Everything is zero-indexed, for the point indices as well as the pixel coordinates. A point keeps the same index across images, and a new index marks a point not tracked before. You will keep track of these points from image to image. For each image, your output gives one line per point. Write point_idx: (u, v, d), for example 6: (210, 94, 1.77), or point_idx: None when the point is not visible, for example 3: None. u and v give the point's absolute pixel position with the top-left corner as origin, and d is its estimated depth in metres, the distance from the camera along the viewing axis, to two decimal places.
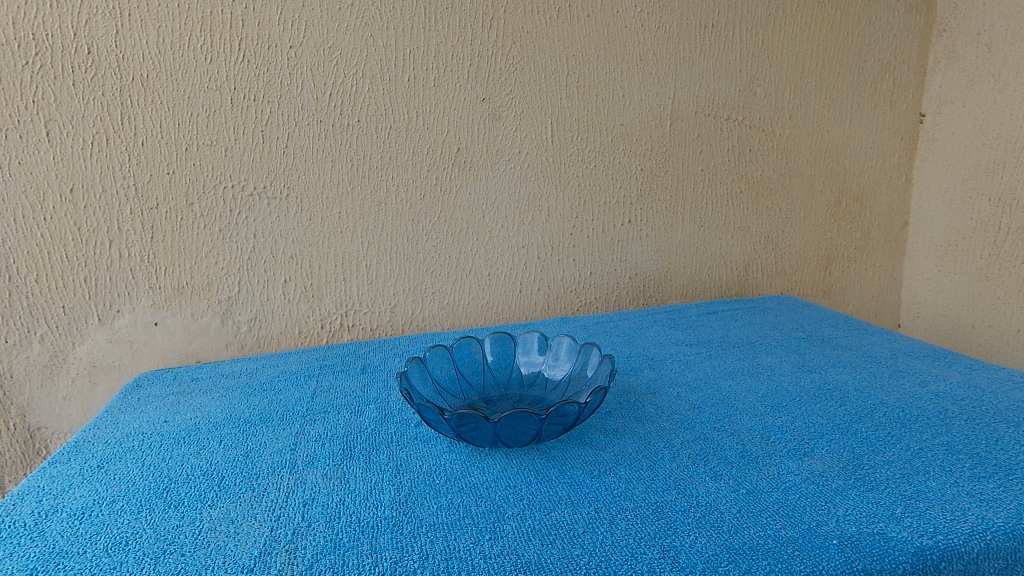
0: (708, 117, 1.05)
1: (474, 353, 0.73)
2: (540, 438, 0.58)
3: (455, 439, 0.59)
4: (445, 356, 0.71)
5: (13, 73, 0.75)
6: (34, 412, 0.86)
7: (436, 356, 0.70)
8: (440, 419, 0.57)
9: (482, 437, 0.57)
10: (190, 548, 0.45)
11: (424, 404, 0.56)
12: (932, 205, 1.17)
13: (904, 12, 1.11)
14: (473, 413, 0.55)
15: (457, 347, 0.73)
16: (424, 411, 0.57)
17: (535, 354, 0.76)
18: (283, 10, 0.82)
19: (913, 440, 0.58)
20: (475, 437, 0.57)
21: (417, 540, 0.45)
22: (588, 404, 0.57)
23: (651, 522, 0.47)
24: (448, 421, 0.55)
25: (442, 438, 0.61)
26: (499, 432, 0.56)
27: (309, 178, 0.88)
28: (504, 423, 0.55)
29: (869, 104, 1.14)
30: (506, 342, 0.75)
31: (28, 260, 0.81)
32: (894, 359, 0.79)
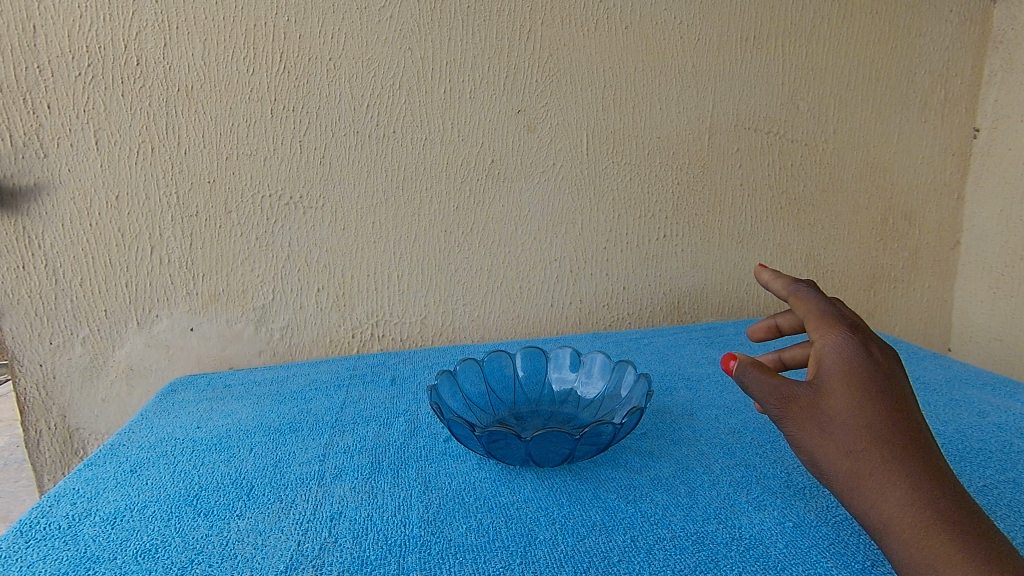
0: (748, 131, 1.02)
1: (505, 368, 0.72)
2: (572, 458, 0.55)
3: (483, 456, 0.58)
4: (475, 370, 0.70)
5: (67, 84, 0.78)
6: (73, 413, 0.88)
7: (466, 369, 0.69)
8: (469, 435, 0.55)
9: (512, 456, 0.55)
10: (218, 559, 0.45)
11: (454, 419, 0.55)
12: (986, 224, 1.12)
13: (958, 23, 1.06)
14: (504, 431, 0.53)
15: (488, 361, 0.71)
16: (452, 426, 0.55)
17: (567, 370, 0.74)
18: (324, 23, 0.83)
19: (976, 475, 0.54)
20: (505, 454, 0.55)
21: (446, 561, 0.44)
22: (623, 424, 0.55)
23: (691, 554, 0.44)
24: (477, 438, 0.53)
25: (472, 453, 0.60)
26: (529, 451, 0.53)
27: (344, 189, 0.89)
28: (537, 442, 0.53)
29: (919, 118, 1.09)
30: (537, 358, 0.74)
31: (73, 265, 0.83)
32: (950, 386, 0.75)
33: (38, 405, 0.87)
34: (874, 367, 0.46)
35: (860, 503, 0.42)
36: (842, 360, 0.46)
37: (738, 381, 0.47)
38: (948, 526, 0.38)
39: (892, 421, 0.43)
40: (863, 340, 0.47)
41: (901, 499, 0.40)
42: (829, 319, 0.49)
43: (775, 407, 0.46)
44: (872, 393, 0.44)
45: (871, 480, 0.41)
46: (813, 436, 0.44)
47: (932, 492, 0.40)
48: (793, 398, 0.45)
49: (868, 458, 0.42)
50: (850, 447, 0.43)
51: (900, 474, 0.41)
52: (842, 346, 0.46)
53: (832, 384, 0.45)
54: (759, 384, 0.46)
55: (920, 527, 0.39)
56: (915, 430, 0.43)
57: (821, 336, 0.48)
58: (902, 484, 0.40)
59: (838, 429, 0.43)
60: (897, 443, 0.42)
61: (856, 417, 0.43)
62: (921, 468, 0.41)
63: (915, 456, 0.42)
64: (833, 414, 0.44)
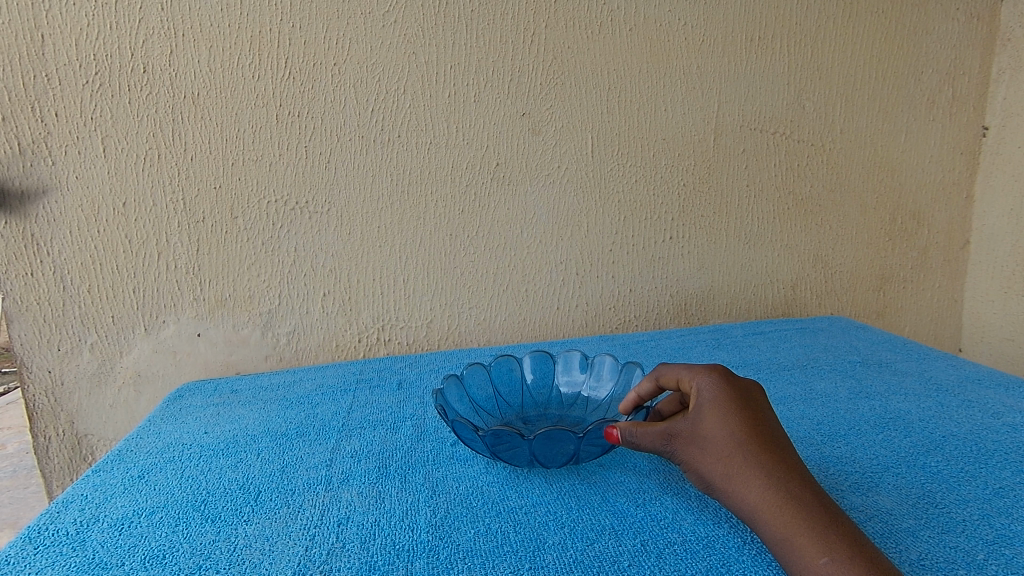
0: (754, 132, 1.02)
1: (512, 371, 0.72)
2: (577, 459, 0.54)
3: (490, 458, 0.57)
4: (483, 374, 0.70)
5: (74, 92, 0.78)
6: (81, 419, 0.88)
7: (473, 373, 0.69)
8: (474, 437, 0.55)
9: (516, 455, 0.54)
10: (225, 565, 0.45)
11: (460, 421, 0.54)
12: (996, 223, 1.10)
13: (965, 21, 1.06)
14: (507, 430, 0.52)
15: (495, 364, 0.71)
16: (456, 425, 0.55)
17: (575, 373, 0.74)
18: (328, 28, 0.84)
19: (991, 477, 0.53)
20: (508, 455, 0.54)
21: (455, 566, 0.43)
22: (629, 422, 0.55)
23: (702, 559, 0.44)
24: (480, 437, 0.52)
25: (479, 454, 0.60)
26: (533, 450, 0.52)
27: (350, 193, 0.89)
28: (540, 441, 0.52)
29: (926, 117, 1.08)
30: (545, 360, 0.73)
31: (81, 271, 0.83)
32: (962, 387, 0.74)
33: (47, 411, 0.87)
34: (737, 391, 0.51)
35: (734, 501, 0.46)
36: (710, 392, 0.51)
37: (629, 441, 0.50)
38: (803, 503, 0.43)
39: (752, 427, 0.48)
40: (723, 372, 0.53)
41: (763, 487, 0.44)
42: (693, 367, 0.54)
43: (664, 447, 0.50)
44: (734, 409, 0.49)
45: (737, 479, 0.46)
46: (693, 455, 0.49)
47: (786, 478, 0.45)
48: (675, 434, 0.50)
49: (732, 461, 0.46)
50: (720, 456, 0.47)
51: (759, 466, 0.46)
52: (709, 386, 0.52)
53: (702, 408, 0.50)
54: (646, 436, 0.50)
55: (777, 508, 0.43)
56: (772, 434, 0.48)
57: (692, 383, 0.53)
58: (761, 477, 0.45)
59: (710, 446, 0.48)
60: (756, 443, 0.47)
61: (720, 428, 0.48)
62: (776, 459, 0.46)
63: (771, 453, 0.47)
64: (706, 433, 0.49)
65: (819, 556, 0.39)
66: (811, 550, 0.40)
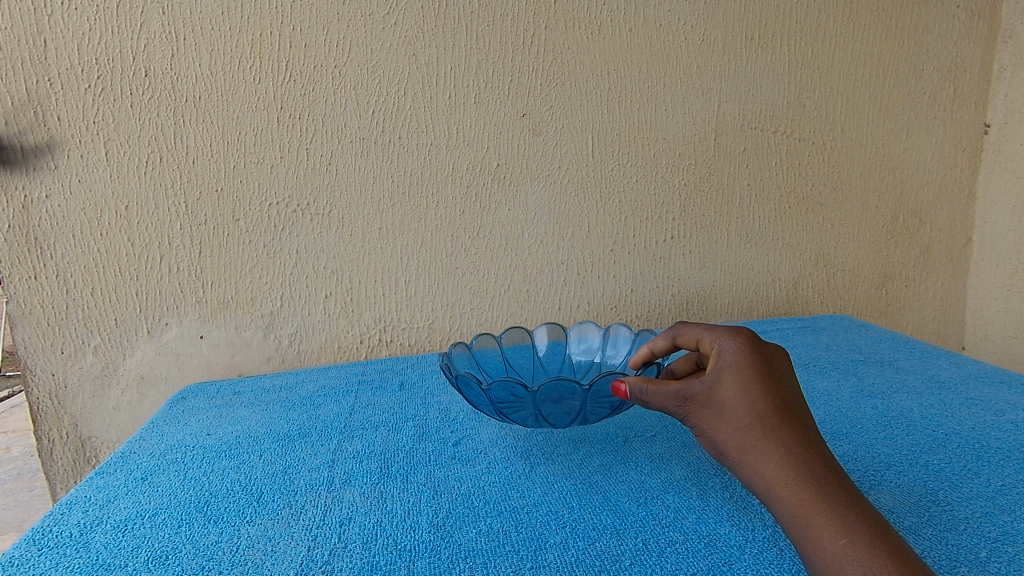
0: (755, 130, 1.02)
1: (525, 345, 0.75)
2: (584, 416, 0.55)
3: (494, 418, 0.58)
4: (493, 347, 0.73)
5: (77, 96, 0.79)
6: (85, 422, 0.89)
7: (483, 345, 0.72)
8: (479, 395, 0.56)
9: (521, 409, 0.55)
10: (228, 566, 0.45)
11: (463, 376, 0.56)
12: (999, 220, 1.10)
13: (965, 18, 1.05)
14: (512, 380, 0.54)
15: (507, 338, 0.74)
16: (461, 382, 0.57)
17: (589, 343, 0.76)
18: (329, 31, 0.84)
19: (994, 475, 0.53)
20: (513, 410, 0.55)
21: (456, 565, 0.43)
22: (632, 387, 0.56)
23: (704, 557, 0.43)
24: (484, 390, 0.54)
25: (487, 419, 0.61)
26: (538, 401, 0.53)
27: (351, 195, 0.89)
28: (545, 389, 0.53)
29: (928, 115, 1.08)
30: (557, 333, 0.76)
31: (84, 274, 0.84)
32: (965, 385, 0.73)
33: (50, 414, 0.87)
34: (761, 359, 0.50)
35: (749, 474, 0.45)
36: (731, 359, 0.50)
37: (639, 398, 0.50)
38: (822, 483, 0.42)
39: (774, 399, 0.47)
40: (747, 338, 0.53)
41: (781, 462, 0.43)
42: (716, 331, 0.55)
43: (677, 408, 0.49)
44: (757, 378, 0.48)
45: (753, 451, 0.45)
46: (709, 422, 0.48)
47: (806, 455, 0.44)
48: (690, 395, 0.49)
49: (750, 432, 0.45)
50: (737, 424, 0.46)
51: (779, 441, 0.44)
52: (732, 351, 0.51)
53: (722, 374, 0.49)
54: (657, 394, 0.49)
55: (795, 485, 0.42)
56: (794, 408, 0.47)
57: (714, 345, 0.53)
58: (780, 451, 0.44)
59: (728, 414, 0.47)
60: (776, 417, 0.46)
61: (740, 396, 0.47)
62: (797, 435, 0.45)
63: (791, 426, 0.46)
64: (724, 400, 0.48)
65: (838, 538, 0.39)
66: (828, 531, 0.39)
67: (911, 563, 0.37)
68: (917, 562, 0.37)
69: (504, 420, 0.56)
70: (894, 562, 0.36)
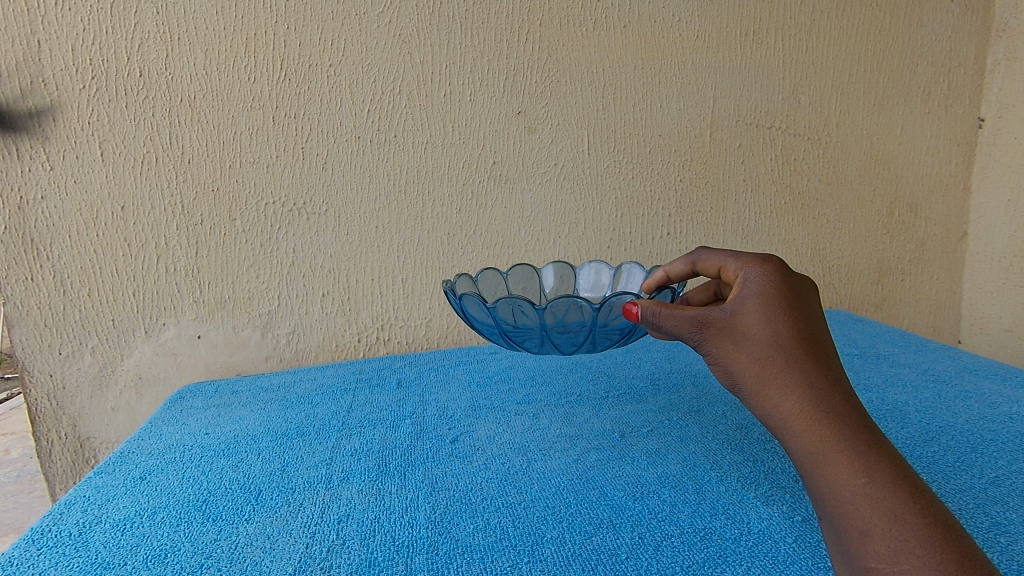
0: (750, 126, 1.02)
1: (531, 279, 0.78)
2: (591, 338, 0.56)
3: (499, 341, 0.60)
4: (497, 280, 0.76)
5: (72, 97, 0.79)
6: (84, 422, 0.89)
7: (488, 278, 0.75)
8: (485, 317, 0.58)
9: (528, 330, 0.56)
10: (226, 563, 0.45)
11: (468, 296, 0.58)
12: (994, 214, 1.10)
13: (959, 12, 1.06)
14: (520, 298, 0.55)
15: (512, 272, 0.78)
16: (468, 302, 0.58)
17: (598, 279, 0.79)
18: (323, 30, 0.84)
19: (986, 466, 0.53)
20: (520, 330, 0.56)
21: (453, 561, 0.44)
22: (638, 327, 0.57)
23: (699, 550, 0.44)
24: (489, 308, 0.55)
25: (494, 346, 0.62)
26: (545, 321, 0.54)
27: (348, 194, 0.89)
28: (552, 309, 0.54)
29: (923, 109, 1.08)
30: (564, 271, 0.79)
31: (81, 275, 0.84)
32: (960, 378, 0.74)
33: (49, 415, 0.87)
34: (788, 288, 0.47)
35: (764, 407, 0.44)
36: (756, 287, 0.47)
37: (651, 322, 0.48)
38: (844, 420, 0.41)
39: (799, 332, 0.44)
40: (776, 266, 0.49)
41: (802, 397, 0.42)
42: (743, 258, 0.51)
43: (693, 334, 0.46)
44: (783, 309, 0.45)
45: (772, 383, 0.43)
46: (726, 350, 0.45)
47: (828, 390, 0.42)
48: (708, 322, 0.46)
49: (771, 364, 0.43)
50: (757, 355, 0.44)
51: (801, 376, 0.43)
52: (757, 279, 0.48)
53: (745, 303, 0.46)
54: (671, 319, 0.46)
55: (815, 422, 0.41)
56: (817, 340, 0.45)
57: (739, 274, 0.50)
58: (801, 385, 0.42)
59: (748, 344, 0.45)
60: (801, 351, 0.44)
61: (763, 327, 0.45)
62: (820, 370, 0.43)
63: (814, 360, 0.44)
64: (745, 330, 0.45)
65: (857, 477, 0.38)
66: (846, 471, 0.39)
67: (929, 504, 0.37)
68: (935, 503, 0.37)
69: (510, 343, 0.58)
70: (912, 504, 0.37)
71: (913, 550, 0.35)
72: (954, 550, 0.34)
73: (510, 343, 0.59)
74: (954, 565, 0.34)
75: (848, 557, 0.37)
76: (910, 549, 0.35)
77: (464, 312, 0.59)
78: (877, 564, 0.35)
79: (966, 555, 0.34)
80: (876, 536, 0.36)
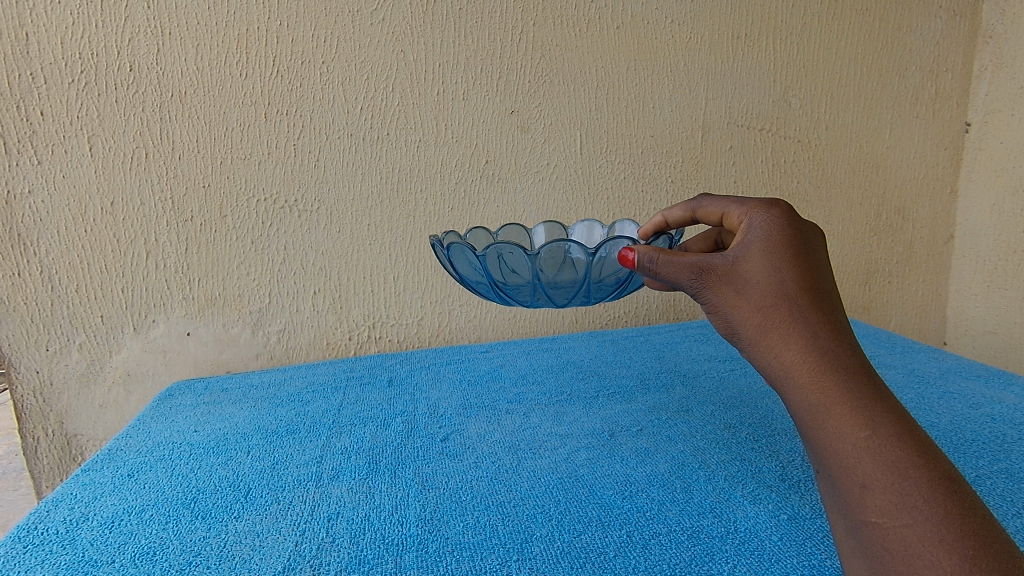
0: (741, 128, 1.03)
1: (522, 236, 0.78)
2: (586, 288, 0.56)
3: (492, 293, 0.59)
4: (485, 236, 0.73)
5: (60, 91, 0.78)
6: (71, 419, 0.88)
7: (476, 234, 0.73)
8: (477, 267, 0.56)
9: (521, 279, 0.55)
10: (215, 561, 0.45)
11: (457, 246, 0.55)
12: (979, 218, 1.12)
13: (947, 18, 1.07)
14: (511, 244, 0.53)
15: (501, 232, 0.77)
16: (457, 251, 0.56)
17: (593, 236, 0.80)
18: (316, 27, 0.84)
19: (967, 466, 0.54)
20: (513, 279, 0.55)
21: (442, 559, 0.44)
22: (629, 281, 0.57)
23: (687, 548, 0.44)
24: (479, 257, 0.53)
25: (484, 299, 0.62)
26: (539, 268, 0.53)
27: (339, 192, 0.89)
28: (545, 255, 0.53)
29: (911, 113, 1.10)
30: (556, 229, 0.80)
31: (69, 271, 0.83)
32: (943, 379, 0.75)
33: (35, 412, 0.87)
34: (797, 235, 0.45)
35: (764, 357, 0.42)
36: (761, 233, 0.45)
37: (648, 270, 0.47)
38: (849, 373, 0.39)
39: (804, 280, 0.42)
40: (784, 210, 0.46)
41: (805, 348, 0.40)
42: (747, 203, 0.49)
43: (691, 281, 0.45)
44: (789, 256, 0.43)
45: (774, 334, 0.41)
46: (727, 299, 0.44)
47: (833, 341, 0.40)
48: (709, 269, 0.44)
49: (774, 313, 0.42)
50: (760, 304, 0.42)
51: (805, 326, 0.41)
52: (764, 225, 0.45)
53: (748, 249, 0.44)
54: (670, 265, 0.46)
55: (817, 373, 0.39)
56: (823, 289, 0.43)
57: (744, 220, 0.47)
58: (805, 336, 0.41)
59: (751, 292, 0.43)
60: (806, 300, 0.42)
61: (767, 275, 0.43)
62: (825, 321, 0.41)
63: (818, 309, 0.42)
64: (748, 278, 0.43)
65: (859, 430, 0.37)
66: (848, 423, 0.37)
67: (933, 459, 0.36)
68: (939, 457, 0.36)
69: (502, 294, 0.58)
70: (916, 458, 0.36)
71: (915, 505, 0.34)
72: (956, 505, 0.34)
73: (502, 294, 0.58)
74: (958, 520, 0.33)
75: (848, 509, 0.36)
76: (912, 503, 0.34)
77: (453, 263, 0.58)
78: (877, 519, 0.35)
79: (968, 509, 0.34)
80: (876, 490, 0.35)
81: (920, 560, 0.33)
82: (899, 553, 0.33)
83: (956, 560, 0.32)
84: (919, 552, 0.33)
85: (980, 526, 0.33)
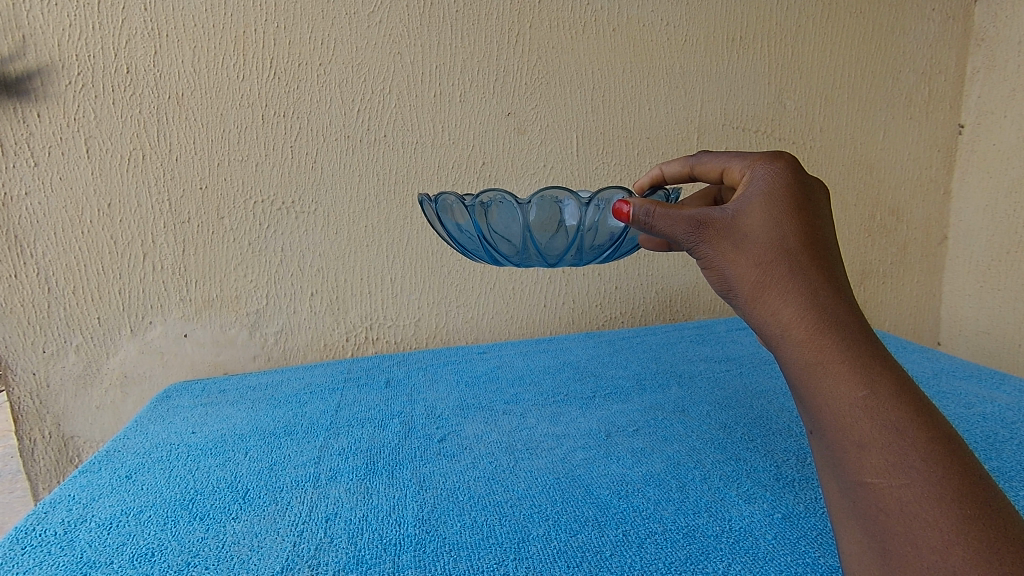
0: (737, 130, 1.03)
1: None
2: (578, 248, 0.55)
3: (478, 249, 0.58)
4: None
5: (57, 93, 0.78)
6: (67, 421, 0.88)
7: None
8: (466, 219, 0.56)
9: (512, 237, 0.54)
10: (213, 562, 0.45)
11: (445, 196, 0.55)
12: (973, 218, 1.13)
13: (940, 21, 1.08)
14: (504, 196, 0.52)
15: None
16: (446, 203, 0.55)
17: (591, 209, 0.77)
18: (313, 29, 0.84)
19: None
20: (504, 237, 0.55)
21: (440, 559, 0.44)
22: (621, 244, 0.57)
23: (682, 547, 0.45)
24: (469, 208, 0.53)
25: (474, 259, 0.62)
26: (531, 222, 0.53)
27: (337, 193, 0.89)
28: (537, 208, 0.53)
29: (904, 116, 1.10)
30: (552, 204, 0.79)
31: (66, 272, 0.83)
32: (936, 379, 0.76)
33: (32, 414, 0.86)
34: (802, 188, 0.42)
35: (760, 314, 0.40)
36: (764, 186, 0.42)
37: (643, 223, 0.44)
38: (849, 332, 0.37)
39: (807, 234, 0.40)
40: (789, 163, 0.43)
41: (804, 306, 0.38)
42: (750, 156, 0.45)
43: (688, 235, 0.42)
44: (791, 209, 0.41)
45: (774, 290, 0.39)
46: (724, 254, 0.42)
47: (834, 300, 0.38)
48: (706, 223, 0.42)
49: (773, 269, 0.39)
50: (759, 260, 0.40)
51: (805, 282, 0.39)
52: (767, 178, 0.42)
53: (750, 202, 0.41)
54: (665, 219, 0.43)
55: (816, 332, 0.37)
56: (825, 244, 0.41)
57: (746, 172, 0.44)
58: (804, 293, 0.39)
59: (749, 245, 0.41)
60: (807, 255, 0.39)
61: (769, 229, 0.40)
62: (826, 277, 0.39)
63: (820, 266, 0.40)
64: (748, 231, 0.41)
65: (858, 389, 0.35)
66: (846, 383, 0.36)
67: (931, 419, 0.35)
68: (937, 417, 0.35)
69: (491, 250, 0.57)
70: (914, 419, 0.35)
71: (914, 466, 0.33)
72: (953, 466, 0.33)
73: (493, 252, 0.57)
74: (955, 481, 0.33)
75: (842, 470, 0.35)
76: (910, 464, 0.33)
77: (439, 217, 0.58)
78: (873, 479, 0.34)
79: (965, 470, 0.33)
80: (874, 451, 0.34)
81: (917, 523, 0.32)
82: (895, 515, 0.33)
83: (953, 521, 0.31)
84: (915, 514, 0.32)
85: (976, 486, 0.32)
